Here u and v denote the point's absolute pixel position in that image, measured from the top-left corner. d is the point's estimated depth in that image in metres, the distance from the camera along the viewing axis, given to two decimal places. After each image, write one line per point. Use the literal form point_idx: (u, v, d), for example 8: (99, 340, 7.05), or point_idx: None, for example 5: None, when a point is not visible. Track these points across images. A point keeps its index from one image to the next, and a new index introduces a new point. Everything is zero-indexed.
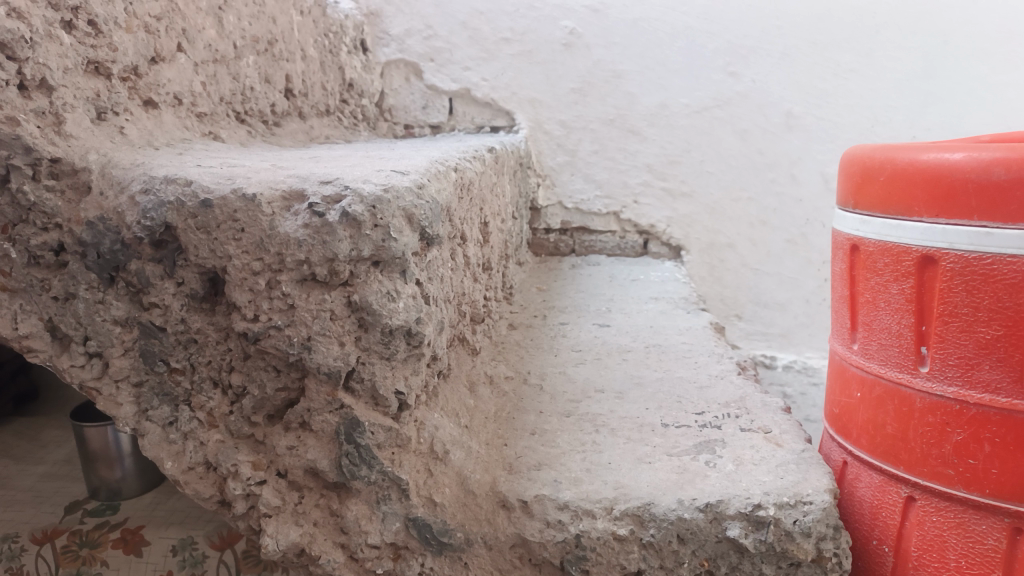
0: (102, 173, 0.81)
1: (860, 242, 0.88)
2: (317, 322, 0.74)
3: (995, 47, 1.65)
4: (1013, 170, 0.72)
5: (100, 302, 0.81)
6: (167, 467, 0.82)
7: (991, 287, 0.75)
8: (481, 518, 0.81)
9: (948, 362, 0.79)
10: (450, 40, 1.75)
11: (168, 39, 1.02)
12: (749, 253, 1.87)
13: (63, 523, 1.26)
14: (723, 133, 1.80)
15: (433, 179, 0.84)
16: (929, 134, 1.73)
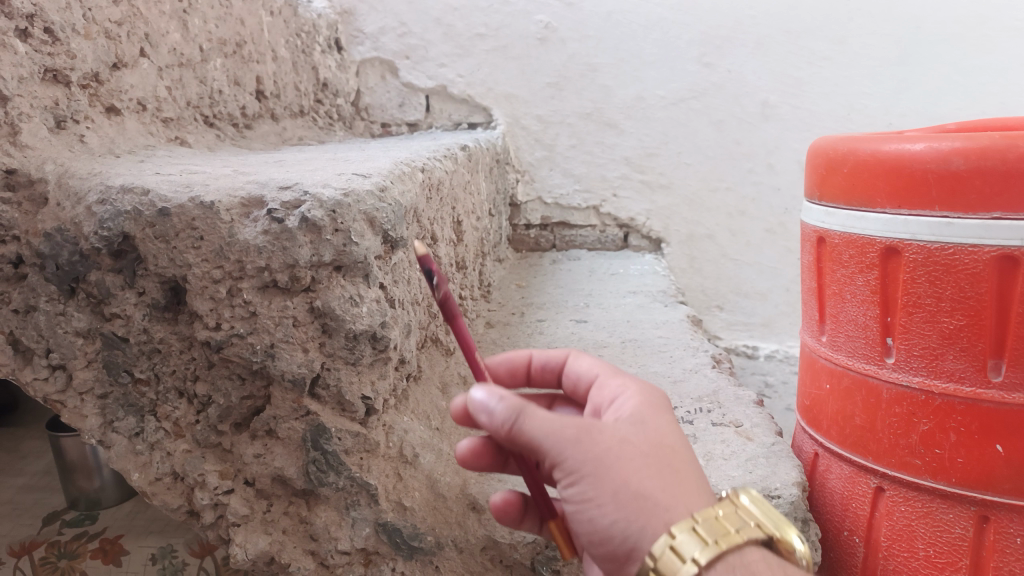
0: (58, 184, 0.80)
1: (825, 234, 0.90)
2: (280, 328, 0.74)
3: (968, 31, 1.63)
4: (972, 160, 0.75)
5: (61, 314, 0.80)
6: (135, 478, 0.82)
7: (953, 277, 0.77)
8: (452, 521, 0.82)
9: (913, 353, 0.82)
10: (424, 37, 1.73)
11: (129, 44, 1.01)
12: (729, 244, 1.87)
13: (40, 535, 1.25)
14: (700, 124, 1.79)
15: (396, 181, 0.83)
16: (905, 120, 1.71)
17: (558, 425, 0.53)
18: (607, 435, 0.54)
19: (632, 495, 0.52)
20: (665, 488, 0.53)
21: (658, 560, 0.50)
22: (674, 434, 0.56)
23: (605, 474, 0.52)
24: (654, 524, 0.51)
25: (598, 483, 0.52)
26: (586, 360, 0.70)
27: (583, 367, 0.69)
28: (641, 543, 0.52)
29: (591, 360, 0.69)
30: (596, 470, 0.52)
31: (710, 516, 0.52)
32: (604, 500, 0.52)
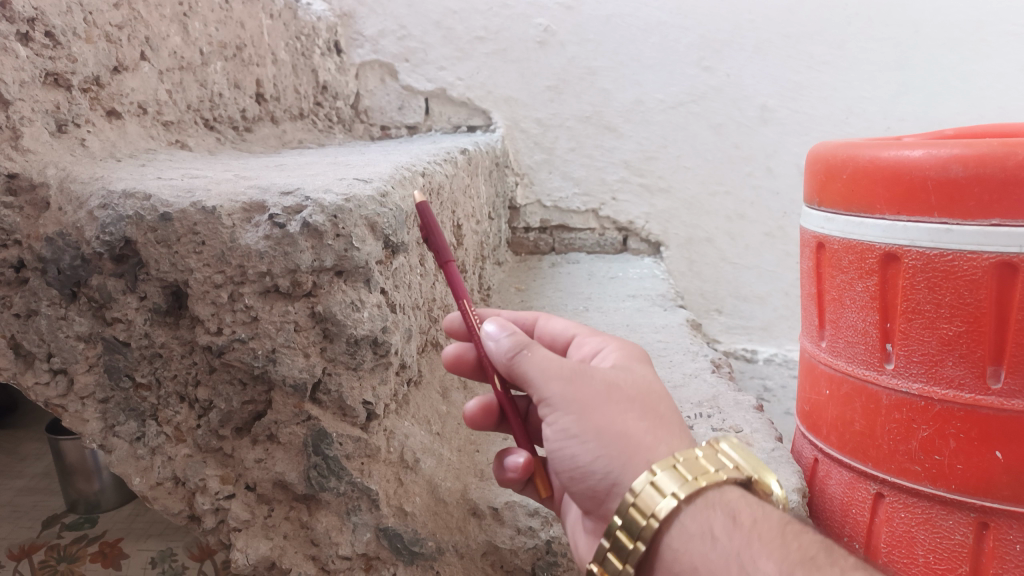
0: (60, 188, 0.80)
1: (825, 240, 0.91)
2: (281, 333, 0.74)
3: (965, 36, 1.63)
4: (971, 167, 0.75)
5: (62, 318, 0.80)
6: (135, 483, 0.82)
7: (953, 284, 0.78)
8: (453, 525, 0.82)
9: (912, 359, 0.82)
10: (424, 40, 1.72)
11: (130, 47, 1.01)
12: (728, 247, 1.87)
13: (40, 538, 1.25)
14: (699, 128, 1.79)
15: (397, 186, 0.83)
16: (903, 124, 1.71)
17: (550, 362, 0.57)
18: (596, 376, 0.58)
19: (617, 432, 0.55)
20: (646, 430, 0.56)
21: (638, 494, 0.53)
22: (654, 384, 0.60)
23: (592, 410, 0.56)
24: (635, 460, 0.55)
25: (584, 418, 0.56)
26: (558, 321, 0.72)
27: (557, 328, 0.72)
28: (621, 477, 0.55)
29: (565, 322, 0.72)
30: (583, 405, 0.56)
31: (689, 457, 0.55)
32: (588, 435, 0.56)
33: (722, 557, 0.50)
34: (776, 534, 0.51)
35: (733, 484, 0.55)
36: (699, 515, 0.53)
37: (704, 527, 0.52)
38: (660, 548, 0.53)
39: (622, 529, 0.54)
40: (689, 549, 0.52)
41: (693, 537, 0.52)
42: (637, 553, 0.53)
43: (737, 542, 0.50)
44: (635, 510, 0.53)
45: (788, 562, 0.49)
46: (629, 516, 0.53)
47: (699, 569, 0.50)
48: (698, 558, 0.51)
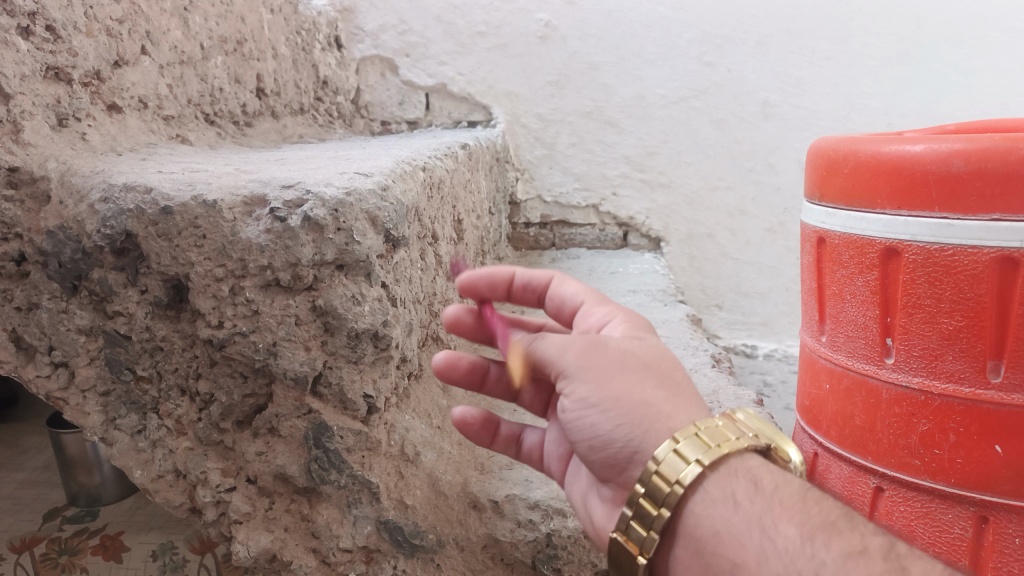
0: (61, 181, 0.80)
1: (826, 234, 0.91)
2: (282, 327, 0.74)
3: (967, 32, 1.62)
4: (972, 162, 0.75)
5: (64, 312, 0.80)
6: (137, 475, 0.82)
7: (953, 278, 0.78)
8: (453, 518, 0.83)
9: (913, 354, 0.82)
10: (425, 35, 1.71)
11: (131, 41, 1.01)
12: (728, 242, 1.87)
13: (40, 532, 1.25)
14: (700, 123, 1.78)
15: (398, 180, 0.83)
16: (904, 120, 1.70)
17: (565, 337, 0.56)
18: (613, 346, 0.56)
19: (636, 401, 0.54)
20: (665, 398, 0.55)
21: (661, 462, 0.52)
22: (669, 354, 0.59)
23: (610, 377, 0.54)
24: (656, 427, 0.53)
25: (602, 386, 0.54)
26: (570, 284, 0.70)
27: (569, 291, 0.69)
28: (642, 446, 0.54)
29: (575, 287, 0.69)
30: (599, 373, 0.54)
31: (711, 424, 0.53)
32: (607, 404, 0.54)
33: (746, 522, 0.49)
34: (798, 498, 0.50)
35: (753, 452, 0.54)
36: (722, 482, 0.52)
37: (727, 493, 0.51)
38: (679, 516, 0.52)
39: (645, 498, 0.52)
40: (712, 513, 0.50)
41: (715, 502, 0.51)
42: (661, 520, 0.52)
43: (760, 508, 0.50)
44: (659, 477, 0.52)
45: (810, 526, 0.48)
46: (651, 483, 0.52)
47: (721, 534, 0.49)
48: (721, 523, 0.50)
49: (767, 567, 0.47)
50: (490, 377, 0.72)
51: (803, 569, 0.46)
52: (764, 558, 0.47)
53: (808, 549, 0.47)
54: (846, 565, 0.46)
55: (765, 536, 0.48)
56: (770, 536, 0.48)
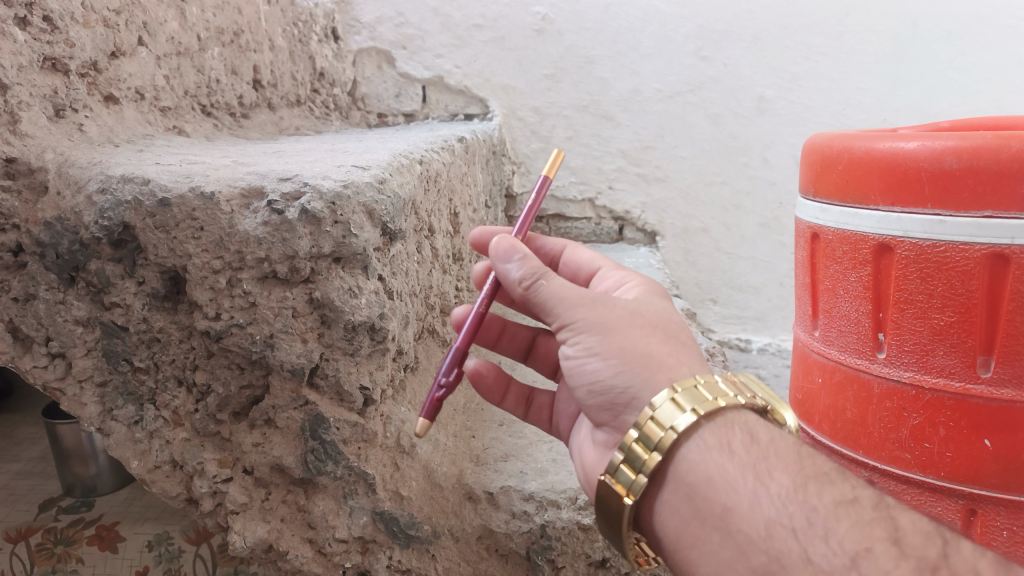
0: (59, 173, 0.80)
1: (820, 230, 0.91)
2: (279, 319, 0.74)
3: (964, 28, 1.55)
4: (965, 159, 0.75)
5: (61, 303, 0.80)
6: (134, 466, 0.83)
7: (945, 274, 0.79)
8: (449, 510, 0.84)
9: (904, 348, 0.83)
10: (421, 27, 1.66)
11: (128, 33, 1.00)
12: (723, 237, 1.81)
13: (37, 521, 1.26)
14: (696, 118, 1.72)
15: (395, 174, 0.83)
16: (899, 116, 1.64)
17: (573, 291, 0.59)
18: (620, 304, 0.60)
19: (640, 350, 0.57)
20: (668, 353, 0.58)
21: (658, 408, 0.55)
22: (672, 314, 0.63)
23: (616, 331, 0.58)
24: (658, 377, 0.56)
25: (607, 339, 0.57)
26: (583, 252, 0.78)
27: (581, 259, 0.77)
28: (642, 393, 0.57)
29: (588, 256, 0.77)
30: (606, 326, 0.58)
31: (710, 381, 0.57)
32: (611, 352, 0.57)
33: (741, 468, 0.52)
34: (791, 453, 0.54)
35: (751, 410, 0.58)
36: (718, 430, 0.55)
37: (723, 442, 0.54)
38: (672, 460, 0.55)
39: (638, 442, 0.55)
40: (707, 459, 0.53)
41: (712, 450, 0.54)
42: (652, 464, 0.54)
43: (756, 458, 0.53)
44: (653, 422, 0.54)
45: (802, 476, 0.53)
46: (646, 428, 0.55)
47: (715, 479, 0.52)
48: (716, 469, 0.53)
49: (761, 510, 0.51)
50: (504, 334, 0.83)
51: (796, 513, 0.50)
52: (759, 502, 0.51)
53: (801, 495, 0.51)
54: (836, 510, 0.50)
55: (761, 483, 0.52)
56: (765, 484, 0.52)
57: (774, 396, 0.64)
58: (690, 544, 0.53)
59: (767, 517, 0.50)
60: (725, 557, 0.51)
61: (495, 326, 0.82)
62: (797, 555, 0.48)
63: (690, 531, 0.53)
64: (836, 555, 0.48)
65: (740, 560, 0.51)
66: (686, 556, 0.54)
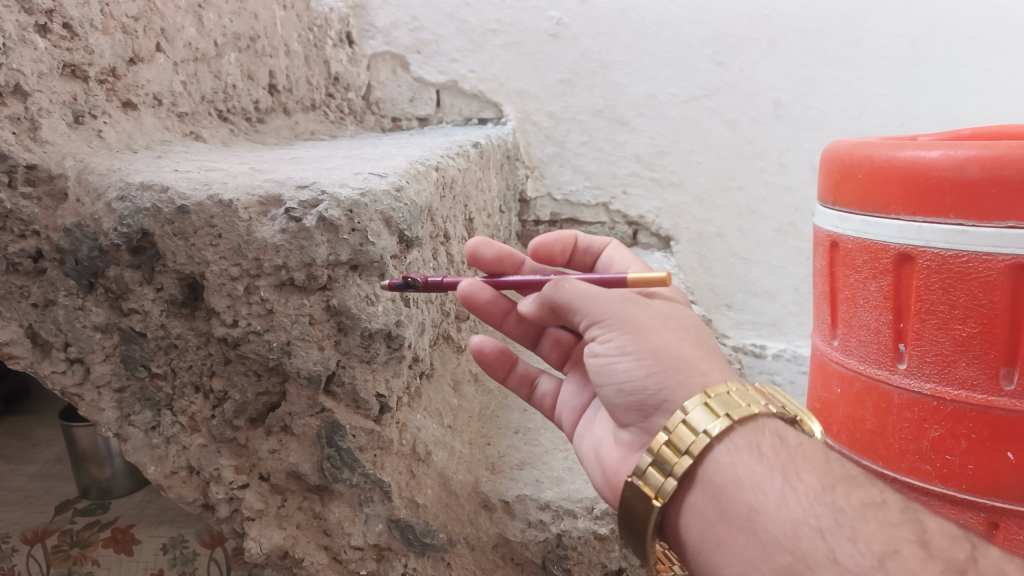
0: (78, 180, 0.81)
1: (839, 238, 0.91)
2: (297, 326, 0.74)
3: (982, 33, 1.54)
4: (988, 168, 0.75)
5: (80, 309, 0.80)
6: (151, 471, 0.83)
7: (967, 285, 0.78)
8: (464, 518, 0.84)
9: (925, 359, 0.82)
10: (436, 31, 1.67)
11: (146, 39, 1.01)
12: (738, 243, 1.77)
13: (53, 523, 1.26)
14: (712, 123, 1.70)
15: (412, 181, 0.83)
16: (917, 121, 1.62)
17: (604, 295, 0.59)
18: (653, 307, 0.60)
19: (673, 353, 0.57)
20: (700, 358, 0.58)
21: (688, 412, 0.54)
22: (701, 323, 0.63)
23: (650, 331, 0.58)
24: (691, 380, 0.56)
25: (641, 337, 0.57)
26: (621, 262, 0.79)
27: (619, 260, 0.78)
28: (673, 395, 0.56)
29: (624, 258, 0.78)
30: (639, 326, 0.58)
31: (742, 388, 0.57)
32: (644, 352, 0.57)
33: (769, 469, 0.53)
34: (820, 458, 0.55)
35: (781, 420, 0.58)
36: (749, 435, 0.55)
37: (751, 444, 0.54)
38: (700, 463, 0.54)
39: (667, 445, 0.55)
40: (735, 462, 0.53)
41: (739, 451, 0.54)
42: (681, 467, 0.54)
43: (783, 459, 0.53)
44: (685, 426, 0.54)
45: (829, 478, 0.53)
46: (675, 432, 0.54)
47: (743, 480, 0.52)
48: (744, 470, 0.53)
49: (787, 509, 0.51)
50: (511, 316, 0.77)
51: (823, 513, 0.50)
52: (786, 502, 0.51)
53: (828, 496, 0.51)
54: (863, 511, 0.50)
55: (788, 484, 0.52)
56: (793, 484, 0.52)
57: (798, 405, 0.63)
58: (714, 546, 0.52)
59: (794, 517, 0.50)
60: (749, 558, 0.51)
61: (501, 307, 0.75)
62: (824, 555, 0.48)
63: (715, 533, 0.52)
64: (862, 556, 0.48)
65: (764, 561, 0.50)
66: (708, 559, 0.53)
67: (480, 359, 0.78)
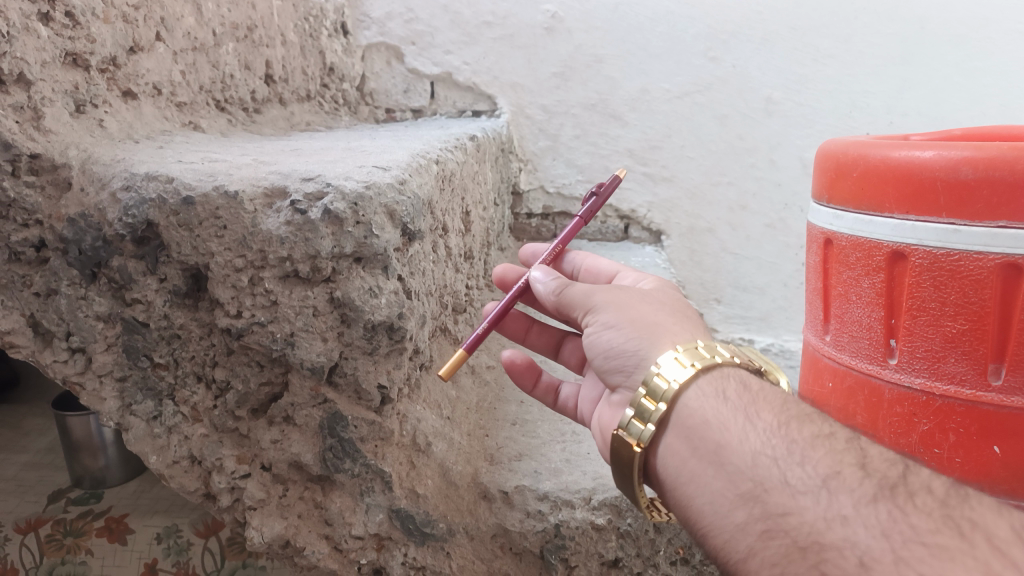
0: (82, 169, 0.81)
1: (834, 236, 0.92)
2: (300, 318, 0.75)
3: (971, 33, 1.56)
4: (980, 170, 0.76)
5: (83, 298, 0.81)
6: (152, 461, 0.83)
7: (959, 283, 0.79)
8: (463, 508, 0.86)
9: (916, 355, 0.84)
10: (431, 23, 1.67)
11: (146, 28, 1.01)
12: (729, 237, 1.77)
13: (47, 512, 1.26)
14: (704, 119, 1.70)
15: (415, 174, 0.84)
16: (906, 120, 1.63)
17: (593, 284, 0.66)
18: (632, 290, 0.65)
19: (648, 321, 0.61)
20: (675, 322, 0.62)
21: (661, 366, 0.58)
22: (681, 301, 0.68)
23: (626, 307, 0.63)
24: (662, 339, 0.60)
25: (620, 311, 0.62)
26: (604, 260, 0.86)
27: (603, 265, 0.86)
28: (649, 353, 0.60)
29: (610, 260, 0.85)
30: (619, 304, 0.63)
31: (709, 343, 0.60)
32: (622, 323, 0.62)
33: (732, 410, 0.55)
34: (778, 399, 0.57)
35: (748, 371, 0.61)
36: (714, 381, 0.58)
37: (717, 389, 0.57)
38: (673, 409, 0.57)
39: (646, 397, 0.58)
40: (703, 405, 0.56)
41: (707, 397, 0.57)
42: (657, 413, 0.57)
43: (745, 401, 0.56)
44: (658, 377, 0.57)
45: (785, 415, 0.55)
46: (651, 383, 0.58)
47: (711, 420, 0.55)
48: (712, 413, 0.55)
49: (747, 443, 0.53)
50: (531, 332, 0.87)
51: (778, 443, 0.53)
52: (747, 437, 0.53)
53: (784, 430, 0.54)
54: (813, 440, 0.53)
55: (748, 420, 0.54)
56: (752, 421, 0.54)
57: (765, 363, 0.68)
58: (687, 481, 0.55)
59: (754, 449, 0.53)
60: (717, 488, 0.53)
61: (521, 324, 0.86)
62: (778, 479, 0.51)
63: (688, 469, 0.55)
64: (810, 477, 0.50)
65: (730, 489, 0.52)
66: (684, 494, 0.55)
67: (509, 370, 0.82)
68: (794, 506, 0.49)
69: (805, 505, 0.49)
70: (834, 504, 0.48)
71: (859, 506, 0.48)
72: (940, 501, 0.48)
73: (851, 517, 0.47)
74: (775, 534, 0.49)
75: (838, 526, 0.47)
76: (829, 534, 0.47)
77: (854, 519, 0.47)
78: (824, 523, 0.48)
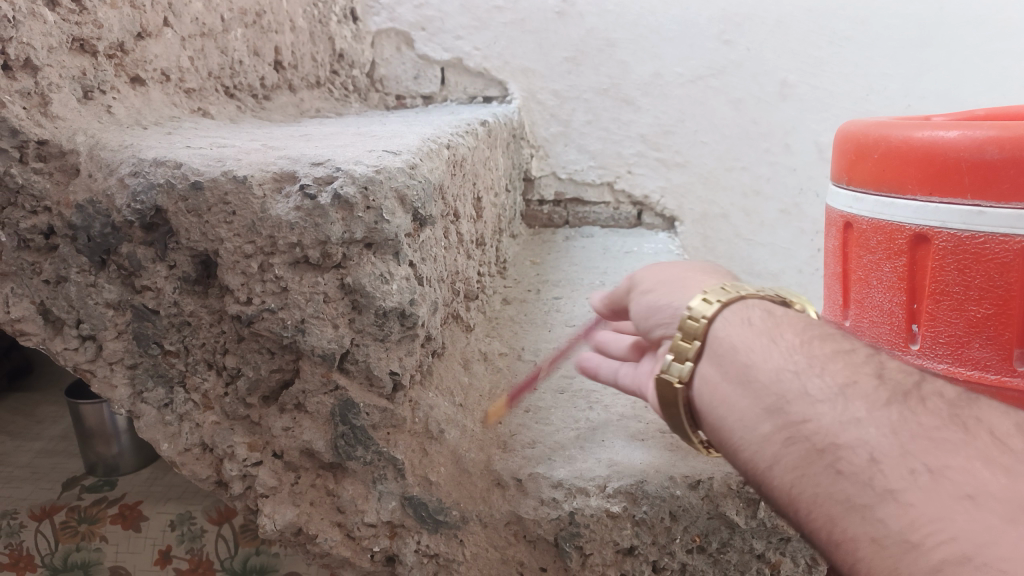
0: (90, 156, 0.80)
1: (853, 219, 0.90)
2: (311, 304, 0.74)
3: (992, 13, 1.53)
4: (1006, 150, 0.74)
5: (92, 286, 0.80)
6: (164, 449, 0.83)
7: (983, 266, 0.78)
8: (476, 496, 0.84)
9: (938, 341, 0.83)
10: (441, 8, 1.65)
11: (154, 14, 1.00)
12: (742, 223, 1.75)
13: (62, 499, 1.27)
14: (717, 103, 1.68)
15: (425, 159, 0.83)
16: (924, 103, 1.61)
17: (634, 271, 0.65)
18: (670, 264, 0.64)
19: (682, 279, 0.59)
20: (709, 276, 0.60)
21: (693, 308, 0.54)
22: (719, 266, 0.65)
23: (660, 273, 0.61)
24: (694, 286, 0.58)
25: (654, 277, 0.61)
26: None
27: None
28: (680, 298, 0.57)
29: None
30: (654, 275, 0.62)
31: (736, 284, 0.57)
32: (655, 287, 0.60)
33: (756, 333, 0.52)
34: (803, 321, 0.53)
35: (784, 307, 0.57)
36: (740, 310, 0.54)
37: (741, 316, 0.54)
38: (705, 341, 0.53)
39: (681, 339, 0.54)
40: (730, 332, 0.53)
41: (732, 323, 0.53)
42: (692, 349, 0.54)
43: (769, 325, 0.52)
44: (690, 318, 0.54)
45: (806, 332, 0.52)
46: (685, 326, 0.54)
47: (735, 344, 0.52)
48: (739, 338, 0.52)
49: (769, 358, 0.50)
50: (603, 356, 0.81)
51: (800, 358, 0.49)
52: (768, 354, 0.50)
53: (807, 346, 0.50)
54: (834, 354, 0.49)
55: (770, 339, 0.51)
56: (774, 340, 0.51)
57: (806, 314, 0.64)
58: (716, 405, 0.52)
59: (776, 364, 0.49)
60: (741, 408, 0.50)
61: None
62: (798, 390, 0.47)
63: (717, 393, 0.52)
64: (829, 385, 0.47)
65: (754, 406, 0.49)
66: (713, 419, 0.52)
67: None
68: (813, 413, 0.46)
69: (824, 412, 0.46)
70: (854, 408, 0.45)
71: (875, 410, 0.45)
72: (947, 404, 0.45)
73: (864, 419, 0.44)
74: (799, 446, 0.46)
75: (846, 416, 0.45)
76: (845, 437, 0.44)
77: (872, 421, 0.44)
78: (841, 428, 0.45)
